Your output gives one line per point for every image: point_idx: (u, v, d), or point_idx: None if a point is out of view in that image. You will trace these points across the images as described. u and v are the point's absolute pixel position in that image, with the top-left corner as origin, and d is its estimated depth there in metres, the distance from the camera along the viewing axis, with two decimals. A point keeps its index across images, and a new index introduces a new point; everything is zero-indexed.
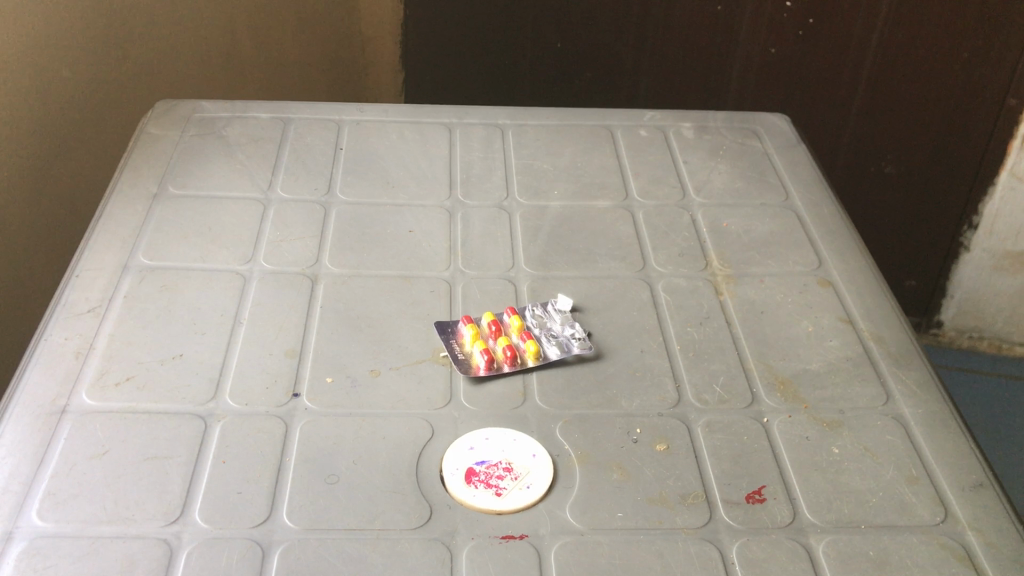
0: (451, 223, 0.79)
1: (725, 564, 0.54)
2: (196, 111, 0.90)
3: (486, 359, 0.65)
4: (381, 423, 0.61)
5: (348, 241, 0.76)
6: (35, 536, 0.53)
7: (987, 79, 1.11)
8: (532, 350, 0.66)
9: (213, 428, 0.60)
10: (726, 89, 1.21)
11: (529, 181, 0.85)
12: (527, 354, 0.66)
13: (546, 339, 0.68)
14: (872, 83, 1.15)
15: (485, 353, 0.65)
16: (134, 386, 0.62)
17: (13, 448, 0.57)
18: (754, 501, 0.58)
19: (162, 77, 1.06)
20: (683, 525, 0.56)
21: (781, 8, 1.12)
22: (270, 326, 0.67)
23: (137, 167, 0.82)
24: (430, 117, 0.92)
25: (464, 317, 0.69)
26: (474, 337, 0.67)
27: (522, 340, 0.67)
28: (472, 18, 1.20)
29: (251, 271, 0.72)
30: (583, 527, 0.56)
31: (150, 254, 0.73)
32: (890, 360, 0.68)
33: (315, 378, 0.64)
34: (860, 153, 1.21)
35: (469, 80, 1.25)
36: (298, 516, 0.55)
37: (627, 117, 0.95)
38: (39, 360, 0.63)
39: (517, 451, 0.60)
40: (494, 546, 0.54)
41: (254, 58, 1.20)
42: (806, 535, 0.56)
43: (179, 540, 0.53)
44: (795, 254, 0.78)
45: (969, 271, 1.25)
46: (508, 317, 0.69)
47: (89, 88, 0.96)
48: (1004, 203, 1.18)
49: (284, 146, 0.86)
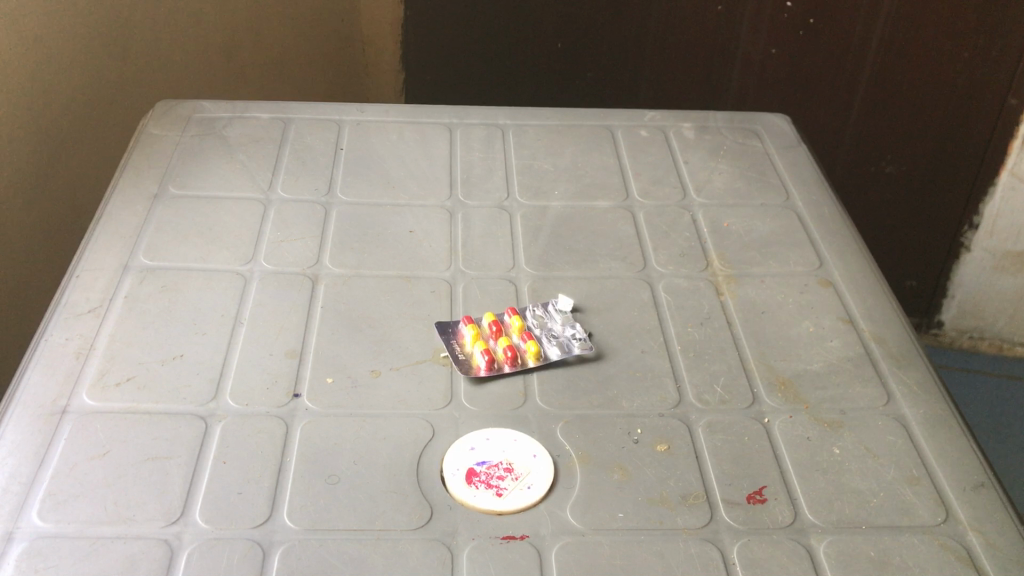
0: (451, 224, 0.79)
1: (726, 564, 0.54)
2: (197, 111, 0.90)
3: (487, 359, 0.65)
4: (382, 424, 0.61)
5: (348, 242, 0.76)
6: (35, 537, 0.53)
7: (988, 79, 1.11)
8: (533, 350, 0.66)
9: (213, 428, 0.60)
10: (727, 89, 1.20)
11: (529, 181, 0.85)
12: (527, 355, 0.66)
13: (546, 339, 0.68)
14: (873, 83, 1.15)
15: (485, 353, 0.65)
16: (135, 387, 0.62)
17: (13, 448, 0.57)
18: (755, 501, 0.58)
19: (162, 77, 1.06)
20: (683, 525, 0.56)
21: (782, 8, 1.12)
22: (270, 326, 0.67)
23: (137, 167, 0.82)
24: (430, 117, 0.92)
25: (465, 317, 0.69)
26: (474, 337, 0.67)
27: (522, 340, 0.67)
28: (472, 18, 1.20)
29: (251, 271, 0.72)
30: (583, 527, 0.56)
31: (151, 254, 0.73)
32: (891, 361, 0.68)
33: (315, 379, 0.64)
34: (860, 153, 1.21)
35: (469, 81, 1.25)
36: (299, 517, 0.55)
37: (627, 117, 0.95)
38: (39, 360, 0.63)
39: (518, 451, 0.60)
40: (494, 546, 0.54)
41: (254, 59, 1.20)
42: (807, 535, 0.56)
43: (179, 541, 0.53)
44: (796, 254, 0.78)
45: (970, 272, 1.25)
46: (509, 317, 0.69)
47: (89, 88, 0.96)
48: (1004, 203, 1.18)
49: (284, 146, 0.86)
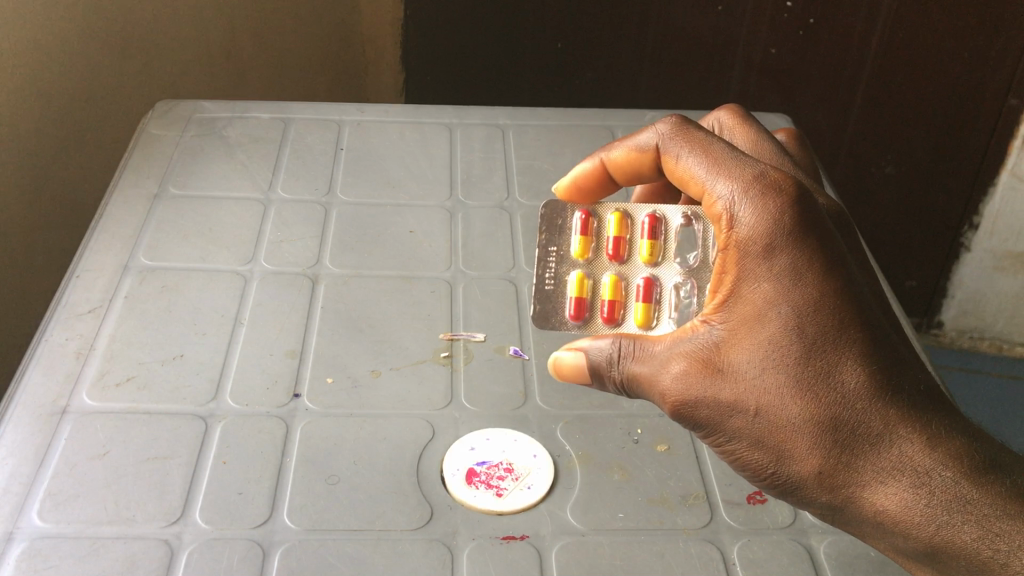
0: (451, 224, 0.79)
1: (726, 565, 0.55)
2: (196, 111, 0.90)
3: (604, 304, 0.60)
4: (382, 423, 0.61)
5: (348, 241, 0.76)
6: (36, 536, 0.53)
7: (987, 79, 1.11)
8: (586, 250, 0.61)
9: (213, 428, 0.60)
10: (727, 89, 1.20)
11: (529, 181, 0.85)
12: (597, 252, 0.62)
13: (688, 289, 0.60)
14: (873, 84, 1.15)
15: (602, 300, 0.61)
16: (134, 386, 0.62)
17: (13, 448, 0.57)
18: (755, 502, 0.58)
19: (163, 80, 1.07)
20: (684, 525, 0.57)
21: (782, 8, 1.11)
22: (271, 326, 0.67)
23: (137, 167, 0.82)
24: (430, 117, 0.92)
25: (582, 315, 0.60)
26: (586, 269, 0.62)
27: (596, 252, 0.62)
28: (469, 18, 1.18)
29: (251, 271, 0.72)
30: (584, 527, 0.56)
31: (151, 255, 0.73)
32: None
33: (316, 379, 0.64)
34: (860, 154, 1.21)
35: (467, 83, 1.24)
36: (298, 516, 0.55)
37: (628, 117, 0.94)
38: (39, 360, 0.63)
39: (518, 451, 0.60)
40: (495, 546, 0.54)
41: (255, 60, 1.20)
42: (807, 535, 0.57)
43: (179, 541, 0.53)
44: None
45: (970, 272, 1.25)
46: (601, 244, 0.62)
47: (86, 91, 0.96)
48: (1004, 203, 1.18)
49: (284, 146, 0.86)
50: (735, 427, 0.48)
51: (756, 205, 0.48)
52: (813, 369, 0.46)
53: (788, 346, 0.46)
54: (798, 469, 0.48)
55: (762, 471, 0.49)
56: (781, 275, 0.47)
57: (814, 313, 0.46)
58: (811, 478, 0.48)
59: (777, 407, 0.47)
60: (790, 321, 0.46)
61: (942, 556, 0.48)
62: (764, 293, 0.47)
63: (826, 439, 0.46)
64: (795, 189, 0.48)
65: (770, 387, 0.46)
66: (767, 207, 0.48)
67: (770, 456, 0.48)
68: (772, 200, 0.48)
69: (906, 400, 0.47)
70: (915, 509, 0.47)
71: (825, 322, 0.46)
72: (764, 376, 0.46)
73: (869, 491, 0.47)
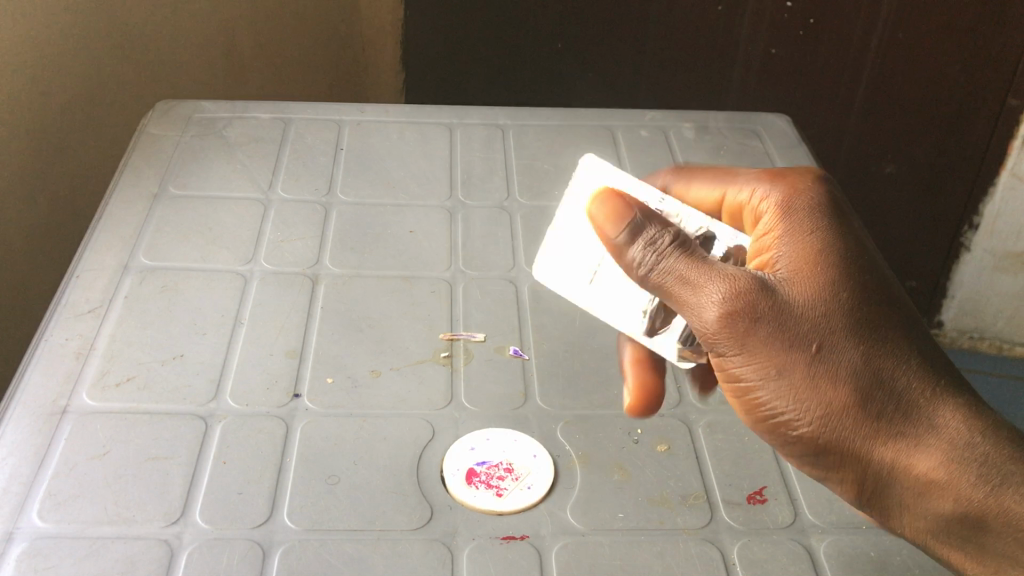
0: (451, 224, 0.79)
1: (726, 565, 0.55)
2: (197, 111, 0.90)
3: None
4: (382, 423, 0.61)
5: (348, 242, 0.76)
6: (35, 537, 0.53)
7: (987, 79, 1.11)
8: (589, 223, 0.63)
9: (213, 428, 0.60)
10: (727, 89, 1.20)
11: (529, 181, 0.85)
12: None
13: None
14: (873, 83, 1.15)
15: None
16: (135, 387, 0.62)
17: (13, 448, 0.57)
18: (755, 502, 0.58)
19: (162, 79, 1.07)
20: (684, 525, 0.57)
21: (782, 8, 1.11)
22: (270, 326, 0.67)
23: (137, 167, 0.82)
24: (430, 117, 0.92)
25: None
26: None
27: None
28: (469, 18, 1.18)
29: (251, 271, 0.72)
30: (584, 527, 0.56)
31: (151, 255, 0.73)
32: None
33: (316, 379, 0.64)
34: (860, 153, 1.21)
35: (467, 82, 1.24)
36: (298, 516, 0.55)
37: (628, 117, 0.94)
38: (40, 360, 0.63)
39: (518, 451, 0.60)
40: (495, 546, 0.54)
41: (254, 59, 1.20)
42: (807, 535, 0.57)
43: (179, 541, 0.53)
44: None
45: (970, 272, 1.25)
46: None
47: (85, 89, 0.96)
48: (1004, 203, 1.18)
49: (284, 146, 0.86)
50: (784, 353, 0.48)
51: (790, 187, 0.54)
52: (857, 307, 0.49)
53: (835, 283, 0.49)
54: (838, 406, 0.48)
55: (797, 414, 0.49)
56: (822, 231, 0.51)
57: (856, 261, 0.50)
58: (846, 420, 0.48)
59: (824, 339, 0.48)
60: (835, 265, 0.50)
61: (962, 514, 0.49)
62: (808, 241, 0.51)
63: (866, 373, 0.48)
64: (822, 183, 0.55)
65: (822, 316, 0.48)
66: (801, 188, 0.54)
67: (811, 391, 0.48)
68: (805, 184, 0.54)
69: (935, 353, 0.50)
70: (946, 454, 0.48)
71: (864, 274, 0.50)
72: (816, 307, 0.48)
73: (903, 437, 0.48)
